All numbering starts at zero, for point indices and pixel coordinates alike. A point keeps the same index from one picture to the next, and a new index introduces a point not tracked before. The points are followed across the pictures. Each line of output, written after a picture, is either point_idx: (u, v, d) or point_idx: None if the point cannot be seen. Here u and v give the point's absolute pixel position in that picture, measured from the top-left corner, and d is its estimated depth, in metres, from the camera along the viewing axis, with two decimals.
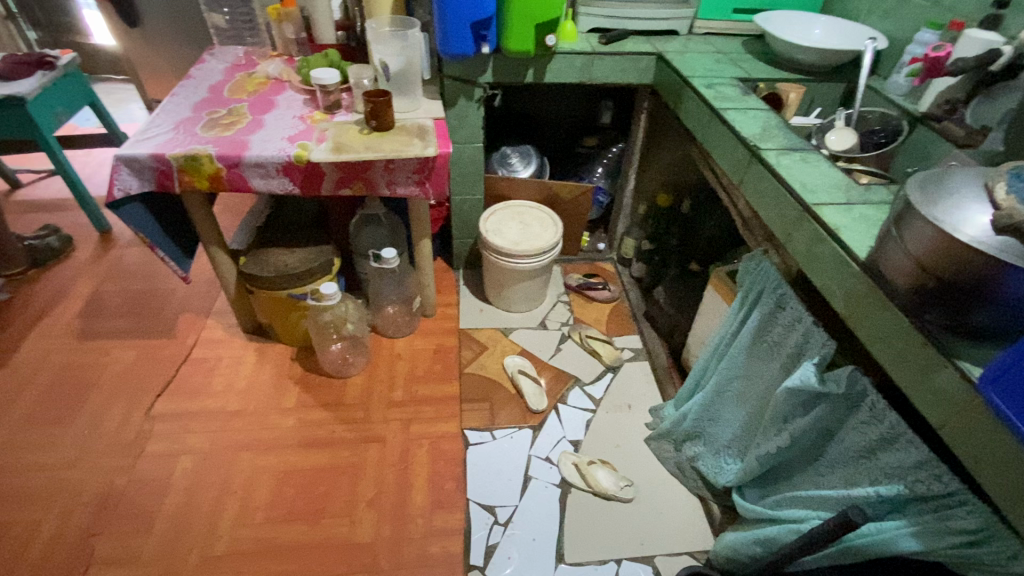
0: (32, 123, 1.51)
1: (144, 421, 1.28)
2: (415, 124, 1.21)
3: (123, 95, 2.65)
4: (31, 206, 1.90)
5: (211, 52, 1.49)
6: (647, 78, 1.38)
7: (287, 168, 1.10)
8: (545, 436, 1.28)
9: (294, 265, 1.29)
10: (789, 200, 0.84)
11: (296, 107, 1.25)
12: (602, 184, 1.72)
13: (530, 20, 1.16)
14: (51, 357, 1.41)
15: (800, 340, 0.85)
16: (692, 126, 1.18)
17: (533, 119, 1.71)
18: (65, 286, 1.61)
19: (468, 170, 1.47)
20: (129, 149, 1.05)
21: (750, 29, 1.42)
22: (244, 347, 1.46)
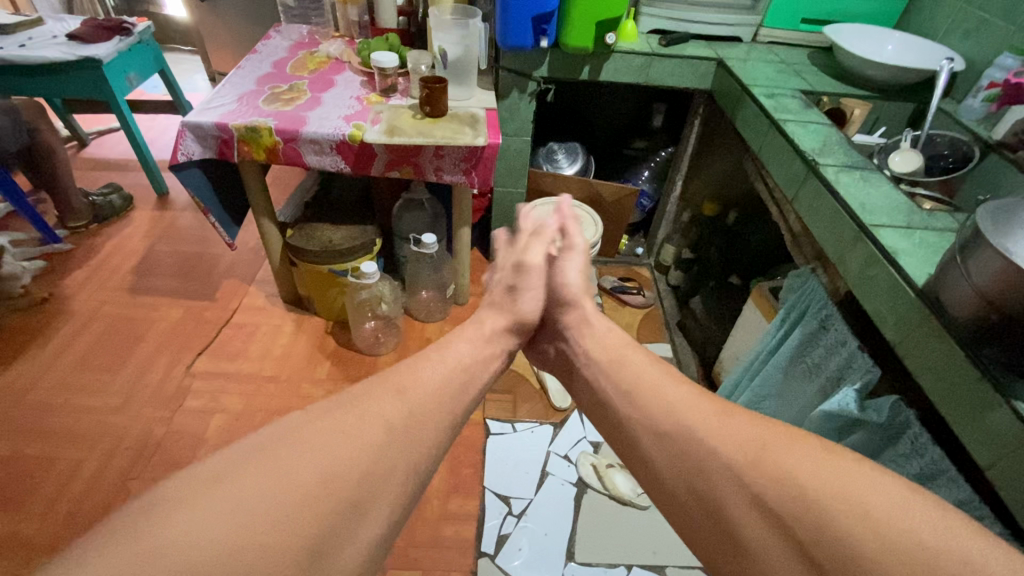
0: (107, 85, 1.59)
1: (184, 377, 1.34)
2: (466, 113, 1.22)
3: (190, 65, 2.77)
4: (97, 164, 2.01)
5: (278, 29, 1.53)
6: (705, 83, 1.35)
7: (340, 146, 1.13)
8: (566, 434, 1.29)
9: (337, 241, 1.32)
10: (845, 219, 0.81)
11: (354, 87, 1.29)
12: (647, 188, 1.69)
13: (592, 17, 1.15)
14: (103, 310, 1.49)
15: (842, 364, 0.83)
16: (748, 135, 1.15)
17: (584, 116, 1.70)
18: (123, 243, 1.70)
19: (513, 163, 1.48)
20: (195, 116, 1.09)
21: (817, 40, 1.38)
22: (282, 317, 1.51)
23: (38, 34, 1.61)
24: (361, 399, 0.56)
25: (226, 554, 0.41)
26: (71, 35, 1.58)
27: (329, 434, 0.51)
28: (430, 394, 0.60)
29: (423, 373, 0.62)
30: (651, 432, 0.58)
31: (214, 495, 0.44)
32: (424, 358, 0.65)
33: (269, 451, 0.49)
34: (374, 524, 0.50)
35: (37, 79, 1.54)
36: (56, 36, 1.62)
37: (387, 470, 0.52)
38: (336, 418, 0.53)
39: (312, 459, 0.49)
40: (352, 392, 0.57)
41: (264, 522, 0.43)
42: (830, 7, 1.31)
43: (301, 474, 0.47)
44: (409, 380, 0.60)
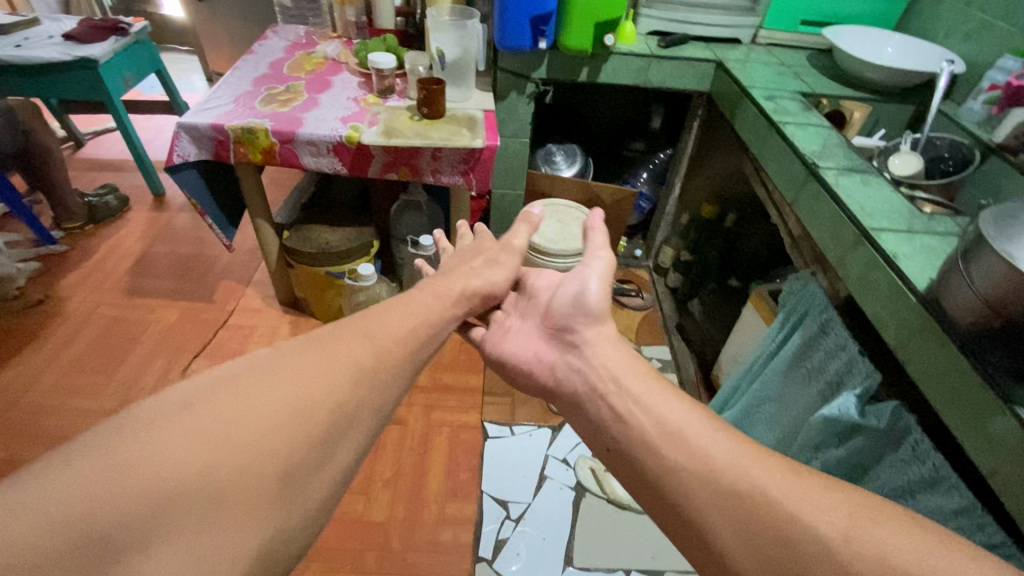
0: (102, 85, 1.58)
1: (180, 380, 1.33)
2: (465, 114, 1.21)
3: (186, 65, 2.76)
4: (93, 165, 2.00)
5: (275, 29, 1.52)
6: (704, 85, 1.34)
7: (337, 148, 1.12)
8: (564, 438, 1.28)
9: (334, 243, 1.31)
10: (845, 223, 0.80)
11: (351, 88, 1.28)
12: (646, 190, 1.69)
13: (592, 18, 1.14)
14: (99, 311, 1.48)
15: (842, 368, 0.82)
16: (748, 137, 1.14)
17: (583, 118, 1.69)
18: (118, 244, 1.69)
19: (512, 164, 1.47)
20: (191, 117, 1.08)
21: (817, 41, 1.37)
22: (279, 319, 1.50)
23: (33, 34, 1.60)
24: (326, 341, 0.55)
25: (189, 478, 0.40)
26: (68, 35, 1.57)
27: (293, 370, 0.50)
28: (396, 340, 0.59)
29: (387, 321, 0.61)
30: (678, 458, 0.52)
31: (174, 423, 0.42)
32: (389, 307, 0.64)
33: (231, 384, 0.47)
34: (346, 450, 0.50)
35: (32, 80, 1.53)
36: (52, 36, 1.61)
37: (355, 405, 0.51)
38: (300, 358, 0.52)
39: (277, 393, 0.47)
40: (316, 334, 0.56)
41: (231, 450, 0.42)
42: (829, 8, 1.31)
43: (265, 406, 0.46)
44: (374, 327, 0.59)
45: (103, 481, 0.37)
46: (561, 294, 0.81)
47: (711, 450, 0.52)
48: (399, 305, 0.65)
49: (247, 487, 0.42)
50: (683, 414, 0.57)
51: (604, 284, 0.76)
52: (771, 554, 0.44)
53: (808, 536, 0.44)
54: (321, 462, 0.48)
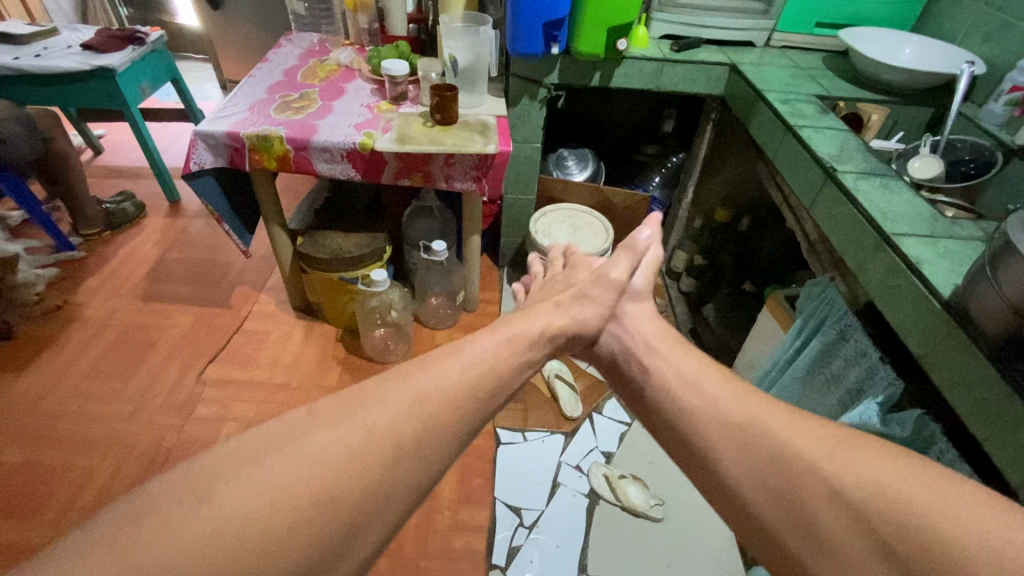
0: (120, 94, 1.60)
1: (195, 385, 1.34)
2: (477, 120, 1.21)
3: (201, 73, 2.80)
4: (110, 172, 2.03)
5: (289, 37, 1.53)
6: (717, 89, 1.33)
7: (351, 155, 1.13)
8: (577, 444, 1.27)
9: (347, 249, 1.32)
10: (866, 228, 0.79)
11: (364, 95, 1.29)
12: (658, 195, 1.65)
13: (604, 23, 1.14)
14: (116, 317, 1.50)
15: (863, 376, 0.81)
16: (763, 140, 1.13)
17: (594, 122, 1.68)
18: (135, 250, 1.71)
19: (524, 169, 1.47)
20: (207, 125, 1.09)
21: (832, 43, 1.36)
22: (292, 324, 1.51)
23: (53, 44, 1.63)
24: (367, 404, 0.52)
25: (224, 561, 0.40)
26: (86, 45, 1.60)
27: (331, 442, 0.48)
28: (445, 402, 0.54)
29: (441, 375, 0.57)
30: (723, 441, 0.57)
31: (206, 506, 0.42)
32: (444, 358, 0.59)
33: (266, 457, 0.46)
34: (387, 518, 0.49)
35: (53, 89, 1.56)
36: (71, 46, 1.64)
37: (398, 473, 0.49)
38: (341, 427, 0.49)
39: (310, 471, 0.45)
40: (359, 394, 0.53)
41: (260, 536, 0.41)
42: (844, 10, 1.30)
43: (298, 488, 0.44)
44: (424, 386, 0.55)
45: (139, 567, 0.38)
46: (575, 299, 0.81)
47: (733, 409, 0.60)
48: (456, 353, 0.60)
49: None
50: (718, 384, 0.64)
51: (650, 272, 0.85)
52: (777, 486, 0.52)
53: (825, 485, 0.49)
54: (350, 546, 0.46)
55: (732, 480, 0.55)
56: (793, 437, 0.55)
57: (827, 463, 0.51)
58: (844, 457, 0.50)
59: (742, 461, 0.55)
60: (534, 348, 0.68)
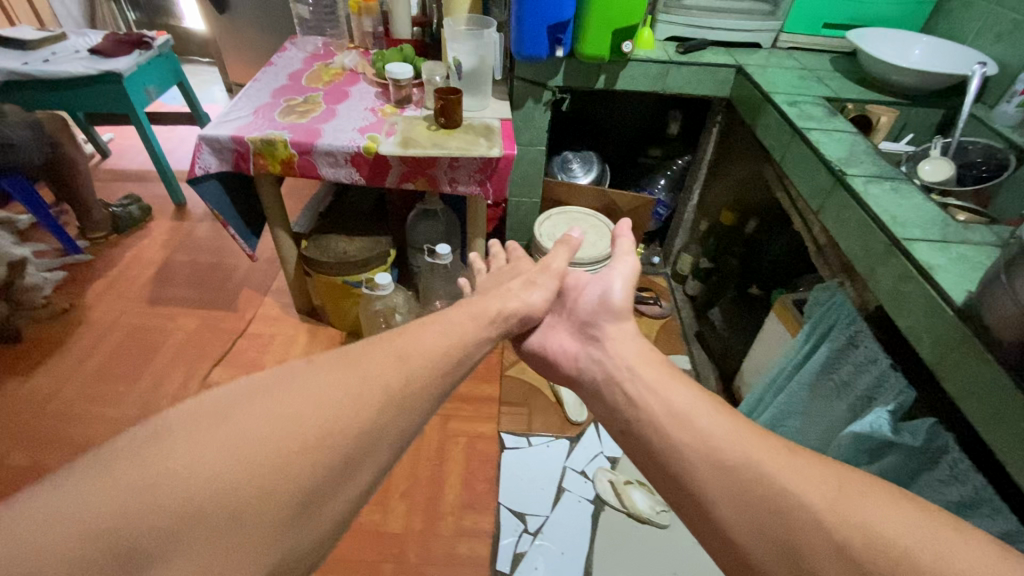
0: (126, 98, 1.61)
1: (200, 388, 1.34)
2: (481, 124, 1.21)
3: (208, 77, 2.82)
4: (117, 176, 2.04)
5: (294, 40, 1.53)
6: (723, 91, 1.32)
7: (355, 159, 1.13)
8: (582, 449, 1.26)
9: (352, 252, 1.32)
10: (876, 232, 0.78)
11: (369, 99, 1.29)
12: (663, 197, 1.65)
13: (609, 25, 1.13)
14: (122, 320, 1.50)
15: (873, 383, 0.80)
16: (770, 143, 1.12)
17: (600, 124, 1.67)
18: (141, 253, 1.72)
19: (528, 172, 1.47)
20: (212, 129, 1.09)
21: (841, 44, 1.34)
22: (296, 327, 1.51)
23: (61, 49, 1.64)
24: (359, 358, 0.54)
25: (209, 500, 0.40)
26: (94, 50, 1.61)
27: (328, 384, 0.50)
28: (426, 362, 0.57)
29: (420, 340, 0.60)
30: (677, 436, 0.55)
31: (208, 437, 0.43)
32: (423, 329, 0.63)
33: (267, 395, 0.47)
34: (371, 469, 0.49)
35: (60, 93, 1.57)
36: (78, 50, 1.64)
37: (382, 425, 0.50)
38: (335, 375, 0.51)
39: (308, 409, 0.47)
40: (349, 352, 0.55)
41: (261, 464, 0.43)
42: (853, 11, 1.28)
43: (297, 420, 0.46)
44: (406, 347, 0.58)
45: (140, 492, 0.38)
46: (580, 303, 0.81)
47: (712, 430, 0.54)
48: (433, 326, 0.65)
49: (271, 510, 0.42)
50: (690, 398, 0.59)
51: (628, 284, 0.78)
52: (748, 501, 0.48)
53: (808, 517, 0.45)
54: (342, 489, 0.47)
55: (712, 503, 0.50)
56: (775, 465, 0.50)
57: (822, 505, 0.45)
58: (844, 500, 0.45)
59: (717, 480, 0.50)
60: (487, 333, 0.69)
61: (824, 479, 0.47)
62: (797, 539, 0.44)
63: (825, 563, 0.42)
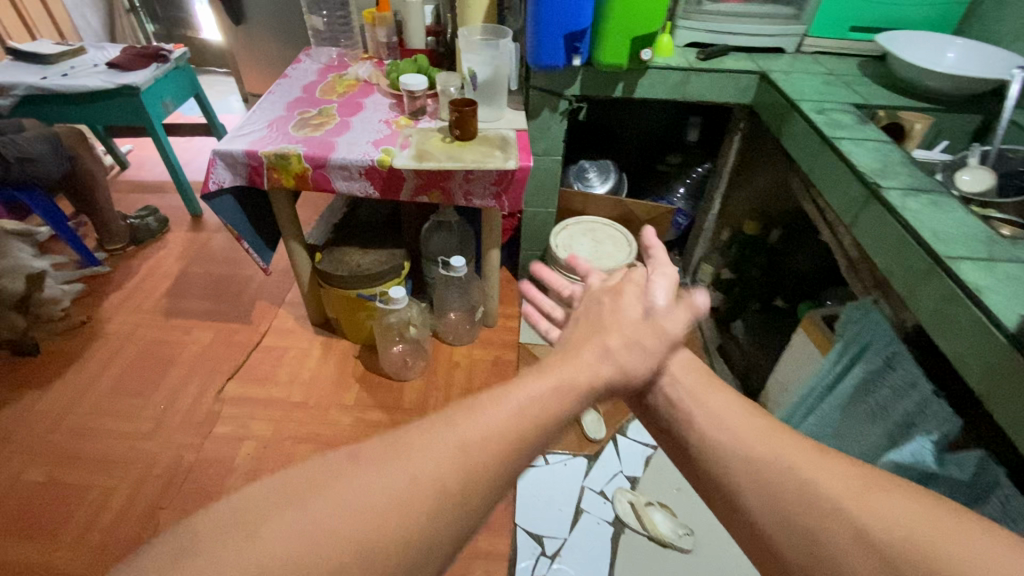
0: (144, 111, 1.62)
1: (214, 403, 1.33)
2: (496, 135, 1.19)
3: (225, 87, 2.85)
4: (135, 187, 2.06)
5: (308, 52, 1.53)
6: (746, 98, 1.27)
7: (369, 172, 1.11)
8: (600, 468, 1.23)
9: (365, 266, 1.30)
10: (916, 250, 0.74)
11: (383, 110, 1.28)
12: (682, 207, 1.61)
13: (629, 33, 1.10)
14: (138, 333, 1.50)
15: (913, 410, 0.76)
16: (796, 152, 1.07)
17: (616, 132, 1.64)
18: (158, 265, 1.73)
19: (544, 182, 1.44)
20: (226, 144, 1.09)
21: (869, 47, 1.30)
22: (310, 341, 1.50)
23: (80, 63, 1.65)
24: (409, 448, 0.43)
25: None
26: (112, 64, 1.62)
27: (366, 489, 0.40)
28: (495, 443, 0.45)
29: (489, 420, 0.47)
30: (711, 433, 0.56)
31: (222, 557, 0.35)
32: (495, 397, 0.49)
33: (295, 503, 0.38)
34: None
35: (80, 107, 1.58)
36: (97, 64, 1.66)
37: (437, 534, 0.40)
38: (381, 479, 0.41)
39: (340, 527, 0.38)
40: (401, 435, 0.45)
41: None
42: (881, 14, 1.24)
43: (326, 547, 0.37)
44: (471, 431, 0.46)
45: None
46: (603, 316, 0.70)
47: (741, 427, 0.54)
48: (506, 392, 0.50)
49: None
50: (723, 401, 0.59)
51: (673, 288, 0.66)
52: (771, 484, 0.48)
53: (831, 503, 0.44)
54: None
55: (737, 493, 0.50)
56: (804, 464, 0.48)
57: (847, 495, 0.44)
58: (872, 496, 0.43)
59: (742, 469, 0.50)
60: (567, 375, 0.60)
61: (858, 477, 0.45)
62: (819, 527, 0.43)
63: (847, 550, 0.41)
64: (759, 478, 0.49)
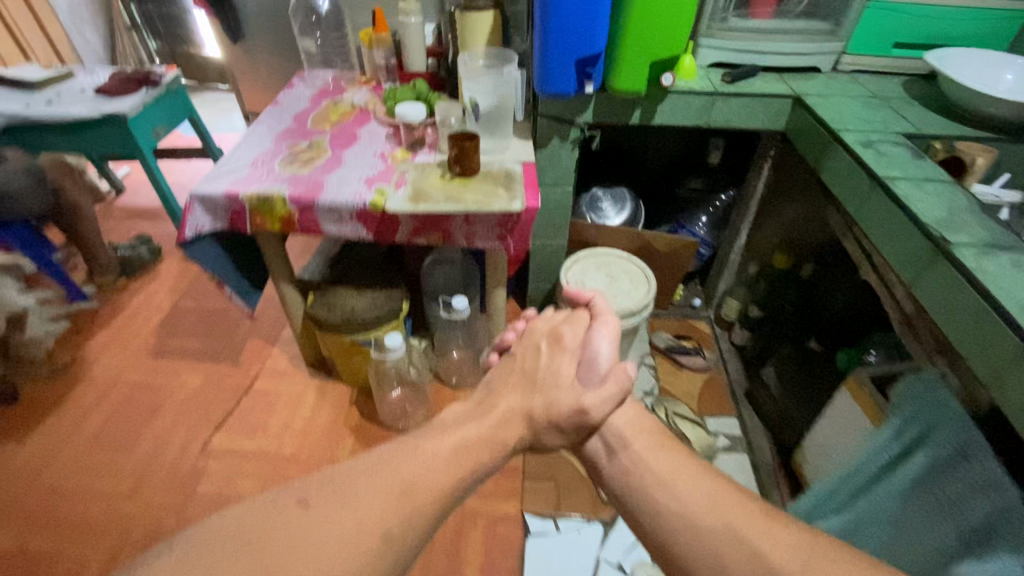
0: (132, 140, 1.53)
1: (199, 457, 1.24)
2: (501, 170, 1.08)
3: (227, 104, 2.78)
4: (130, 213, 1.99)
5: (302, 74, 1.43)
6: (778, 124, 1.15)
7: (361, 214, 1.01)
8: (618, 536, 1.11)
9: (360, 309, 1.20)
10: (1001, 328, 0.62)
11: (378, 141, 1.18)
12: (705, 236, 1.49)
13: (648, 57, 0.98)
14: (123, 377, 1.42)
15: (996, 515, 0.65)
16: (839, 190, 0.95)
17: (633, 155, 1.52)
18: (148, 299, 1.65)
19: (554, 215, 1.33)
20: (205, 186, 0.99)
21: (914, 66, 1.17)
22: (304, 384, 1.40)
23: (66, 89, 1.58)
24: (355, 489, 0.56)
25: None
26: (99, 90, 1.55)
27: (318, 525, 0.51)
28: (427, 485, 0.59)
29: (425, 467, 0.61)
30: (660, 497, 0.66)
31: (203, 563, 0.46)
32: (429, 449, 0.64)
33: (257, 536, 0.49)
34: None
35: (65, 137, 1.50)
36: (84, 90, 1.58)
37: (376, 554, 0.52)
38: (328, 516, 0.52)
39: (299, 551, 0.49)
40: (349, 479, 0.57)
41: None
42: (929, 30, 1.11)
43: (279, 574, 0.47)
44: (408, 477, 0.59)
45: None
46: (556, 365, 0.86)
47: (688, 497, 0.64)
48: (437, 444, 0.65)
49: None
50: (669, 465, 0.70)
51: (612, 344, 0.88)
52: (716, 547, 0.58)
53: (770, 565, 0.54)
54: None
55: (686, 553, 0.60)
56: (757, 533, 0.57)
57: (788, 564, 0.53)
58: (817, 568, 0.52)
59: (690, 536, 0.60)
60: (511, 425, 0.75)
61: (800, 543, 0.55)
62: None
63: None
64: (719, 548, 0.57)
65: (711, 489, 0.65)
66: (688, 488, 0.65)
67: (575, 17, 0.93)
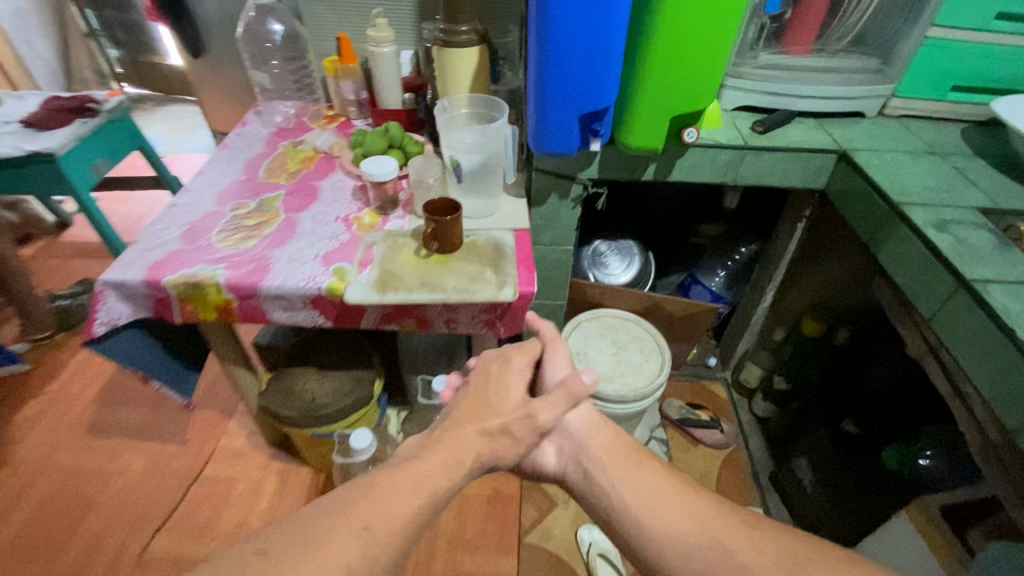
0: (65, 181, 1.33)
1: (136, 568, 1.05)
2: (488, 241, 0.89)
3: (192, 119, 2.58)
4: (78, 251, 1.78)
5: (258, 109, 1.23)
6: (817, 181, 0.97)
7: (316, 301, 0.82)
8: None
9: (321, 400, 1.01)
10: None
11: (342, 200, 0.99)
12: (722, 292, 1.31)
13: (667, 110, 0.80)
14: (53, 460, 1.22)
15: None
16: (902, 278, 0.78)
17: (642, 199, 1.33)
18: (90, 359, 1.45)
19: (552, 277, 1.15)
20: (120, 270, 0.80)
21: (972, 112, 1.00)
22: (265, 468, 1.21)
23: None
24: (320, 542, 0.51)
25: None
26: (26, 122, 1.35)
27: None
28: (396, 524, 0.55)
29: (395, 500, 0.57)
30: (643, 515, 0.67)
31: None
32: (396, 480, 0.59)
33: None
34: None
35: None
36: (10, 121, 1.39)
37: None
38: (294, 564, 0.48)
39: None
40: (312, 528, 0.52)
41: None
42: (996, 73, 0.94)
43: None
44: (376, 513, 0.55)
45: None
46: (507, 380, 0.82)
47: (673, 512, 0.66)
48: (403, 473, 0.60)
49: None
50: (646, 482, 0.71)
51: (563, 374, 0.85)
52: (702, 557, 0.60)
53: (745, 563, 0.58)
54: None
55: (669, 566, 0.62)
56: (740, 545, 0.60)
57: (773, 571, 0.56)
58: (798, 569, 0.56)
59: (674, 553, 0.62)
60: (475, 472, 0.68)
61: (777, 552, 0.58)
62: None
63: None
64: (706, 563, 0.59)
65: (692, 506, 0.66)
66: (671, 505, 0.67)
67: (582, 68, 0.75)
